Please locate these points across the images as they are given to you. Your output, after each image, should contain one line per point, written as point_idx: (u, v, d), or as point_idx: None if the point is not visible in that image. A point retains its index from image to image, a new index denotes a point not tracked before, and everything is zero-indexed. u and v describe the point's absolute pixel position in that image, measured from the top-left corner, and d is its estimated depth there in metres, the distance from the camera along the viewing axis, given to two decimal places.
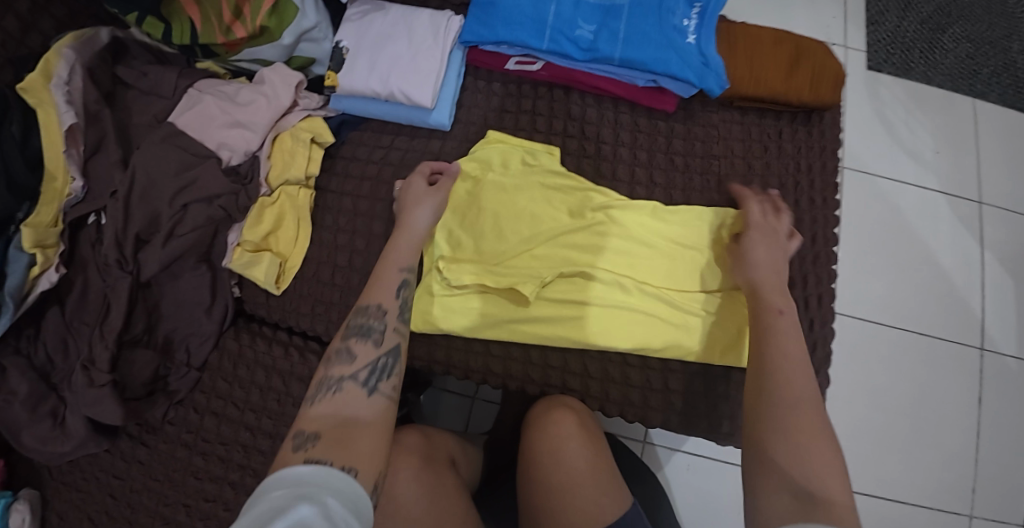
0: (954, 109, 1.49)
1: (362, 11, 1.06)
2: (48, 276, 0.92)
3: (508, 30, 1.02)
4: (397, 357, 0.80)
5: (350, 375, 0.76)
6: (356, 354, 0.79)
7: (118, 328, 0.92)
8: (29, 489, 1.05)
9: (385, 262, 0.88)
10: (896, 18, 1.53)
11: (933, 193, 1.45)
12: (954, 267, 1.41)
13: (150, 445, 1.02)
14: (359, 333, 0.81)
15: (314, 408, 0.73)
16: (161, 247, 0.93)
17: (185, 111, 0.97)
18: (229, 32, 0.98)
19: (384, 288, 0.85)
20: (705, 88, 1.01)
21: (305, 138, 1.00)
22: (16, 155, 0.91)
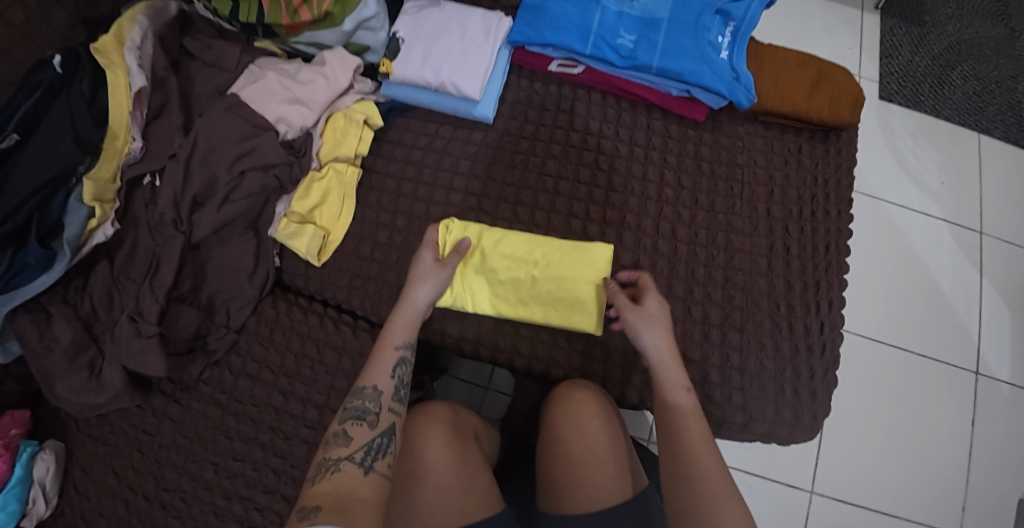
0: (960, 144, 1.57)
1: (418, 6, 1.12)
2: (104, 229, 0.97)
3: (554, 33, 1.08)
4: (393, 436, 0.84)
5: (348, 456, 0.80)
6: (352, 436, 0.82)
7: (169, 283, 0.97)
8: (54, 441, 1.03)
9: (382, 342, 0.90)
10: (909, 53, 1.62)
11: (937, 220, 1.52)
12: (954, 293, 1.47)
13: (183, 403, 1.02)
14: (355, 416, 0.84)
15: (317, 486, 0.77)
16: (216, 211, 0.97)
17: (248, 84, 1.02)
18: (294, 14, 1.04)
19: (381, 365, 0.88)
20: (734, 100, 1.06)
21: (358, 119, 1.05)
22: (84, 111, 0.96)
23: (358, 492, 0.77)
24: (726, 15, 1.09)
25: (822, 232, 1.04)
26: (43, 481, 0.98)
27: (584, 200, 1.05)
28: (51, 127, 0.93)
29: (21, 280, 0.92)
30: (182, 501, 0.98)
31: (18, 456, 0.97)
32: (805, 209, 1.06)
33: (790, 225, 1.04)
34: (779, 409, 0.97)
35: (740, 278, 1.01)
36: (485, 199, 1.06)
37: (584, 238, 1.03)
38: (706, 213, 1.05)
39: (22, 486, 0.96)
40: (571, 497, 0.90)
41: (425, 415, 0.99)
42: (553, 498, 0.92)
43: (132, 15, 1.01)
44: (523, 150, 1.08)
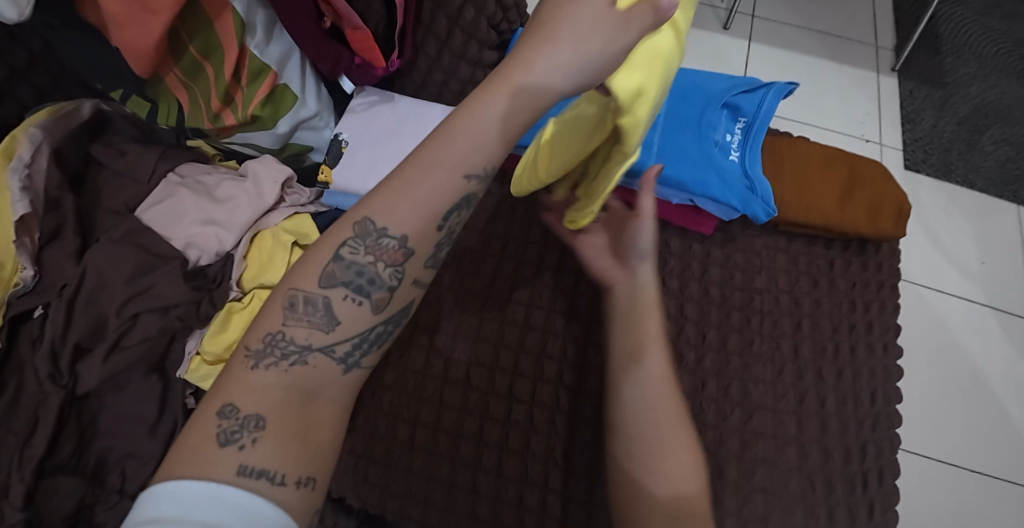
0: (997, 217, 1.38)
1: (368, 102, 0.96)
2: None
3: (525, 132, 0.93)
4: (398, 322, 0.60)
5: (326, 348, 0.57)
6: (338, 318, 0.57)
7: (40, 454, 0.77)
8: None
9: (443, 153, 0.56)
10: (933, 117, 1.47)
11: (981, 306, 1.30)
12: (1009, 395, 1.23)
13: None
14: (349, 287, 0.57)
15: (257, 375, 0.55)
16: (100, 362, 0.81)
17: (155, 205, 0.88)
18: (217, 119, 0.87)
19: (422, 189, 0.56)
20: (749, 214, 0.87)
21: (287, 241, 0.86)
22: None
23: (314, 401, 0.56)
24: (734, 110, 0.93)
25: (863, 375, 0.83)
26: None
27: (560, 335, 0.85)
28: None
29: None
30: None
31: None
32: (841, 345, 0.85)
33: (824, 369, 0.83)
34: None
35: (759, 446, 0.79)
36: (444, 334, 0.84)
37: (557, 388, 0.82)
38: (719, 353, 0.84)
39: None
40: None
41: None
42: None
43: (26, 126, 0.86)
44: (491, 271, 0.88)
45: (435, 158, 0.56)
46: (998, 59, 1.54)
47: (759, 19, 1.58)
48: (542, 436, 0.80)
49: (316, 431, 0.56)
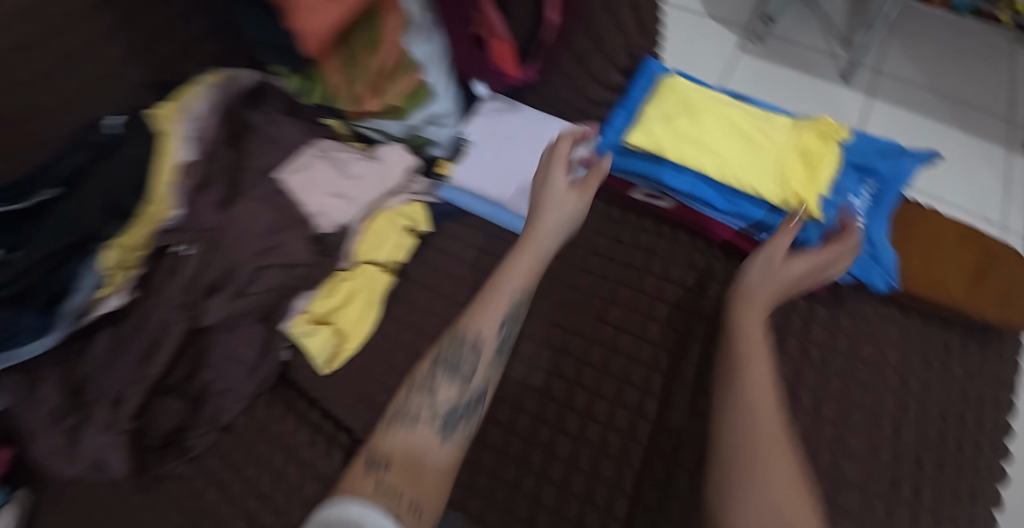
0: None
1: (497, 107, 1.01)
2: (114, 299, 0.88)
3: (644, 161, 0.94)
4: (478, 405, 0.71)
5: (426, 419, 0.67)
6: (438, 392, 0.70)
7: (158, 371, 0.86)
8: (25, 490, 0.89)
9: (500, 278, 0.77)
10: None
11: None
12: None
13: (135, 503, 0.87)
14: (446, 366, 0.72)
15: (389, 438, 0.65)
16: (227, 301, 0.88)
17: (296, 170, 0.94)
18: (360, 103, 0.96)
19: (489, 311, 0.75)
20: (866, 282, 0.86)
21: (402, 225, 0.95)
22: (123, 177, 0.89)
23: (429, 458, 0.65)
24: (864, 172, 0.93)
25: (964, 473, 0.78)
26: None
27: (646, 365, 0.85)
28: (87, 193, 0.85)
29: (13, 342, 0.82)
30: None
31: None
32: (946, 434, 0.79)
33: (925, 458, 0.78)
34: None
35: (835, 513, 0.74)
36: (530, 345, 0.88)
37: (634, 415, 0.82)
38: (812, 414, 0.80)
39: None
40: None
41: None
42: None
43: (194, 86, 0.95)
44: (583, 289, 0.91)
45: (501, 290, 0.77)
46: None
47: (887, 76, 1.50)
48: (609, 460, 0.80)
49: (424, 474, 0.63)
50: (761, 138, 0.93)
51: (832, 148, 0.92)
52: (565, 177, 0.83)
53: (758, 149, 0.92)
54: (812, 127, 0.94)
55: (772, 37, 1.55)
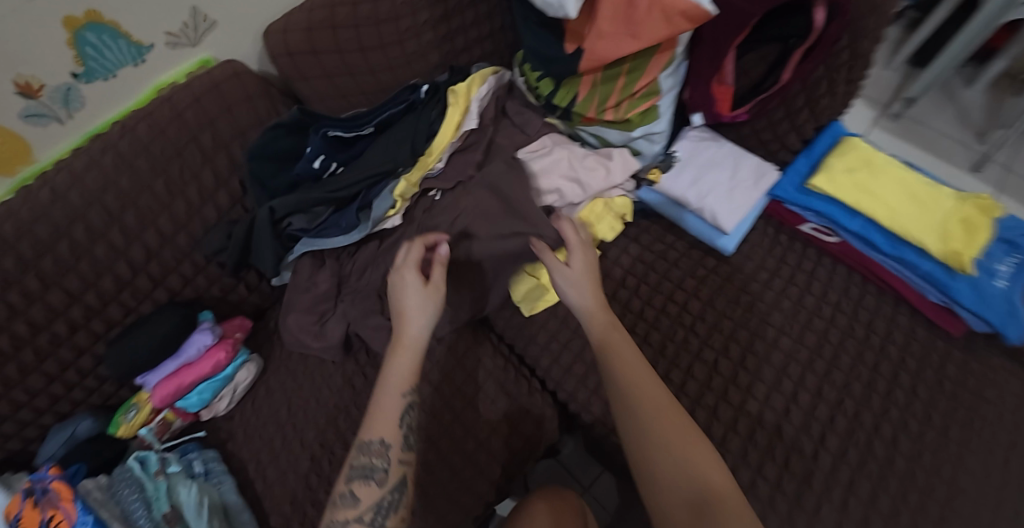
0: None
1: (700, 137, 1.25)
2: (393, 220, 1.16)
3: (821, 200, 1.16)
4: (400, 491, 0.90)
5: (358, 516, 0.87)
6: (359, 498, 0.88)
7: None
8: (259, 356, 1.26)
9: (385, 389, 0.94)
10: None
11: None
12: None
13: (368, 377, 1.21)
14: (365, 473, 0.89)
15: None
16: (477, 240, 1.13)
17: (544, 156, 1.22)
18: (600, 113, 1.20)
19: (387, 419, 0.92)
20: (1003, 332, 1.05)
21: (615, 211, 1.22)
22: (423, 130, 1.15)
23: None
24: (1014, 245, 1.08)
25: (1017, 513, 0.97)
26: (238, 384, 1.21)
27: (796, 361, 1.09)
28: (399, 133, 1.16)
29: (327, 233, 1.16)
30: (327, 462, 1.15)
31: (234, 358, 1.21)
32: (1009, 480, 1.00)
33: (995, 473, 1.00)
34: None
35: (917, 497, 0.99)
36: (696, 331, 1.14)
37: (778, 393, 1.06)
38: (911, 426, 1.03)
39: (221, 383, 1.19)
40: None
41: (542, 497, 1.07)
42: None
43: (489, 73, 1.23)
44: (750, 292, 1.15)
45: (396, 360, 0.96)
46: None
47: (1015, 175, 1.68)
48: (750, 423, 1.05)
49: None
50: (926, 199, 1.11)
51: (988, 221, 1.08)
52: (409, 291, 0.99)
53: (923, 207, 1.10)
54: (976, 201, 1.09)
55: (912, 118, 1.77)
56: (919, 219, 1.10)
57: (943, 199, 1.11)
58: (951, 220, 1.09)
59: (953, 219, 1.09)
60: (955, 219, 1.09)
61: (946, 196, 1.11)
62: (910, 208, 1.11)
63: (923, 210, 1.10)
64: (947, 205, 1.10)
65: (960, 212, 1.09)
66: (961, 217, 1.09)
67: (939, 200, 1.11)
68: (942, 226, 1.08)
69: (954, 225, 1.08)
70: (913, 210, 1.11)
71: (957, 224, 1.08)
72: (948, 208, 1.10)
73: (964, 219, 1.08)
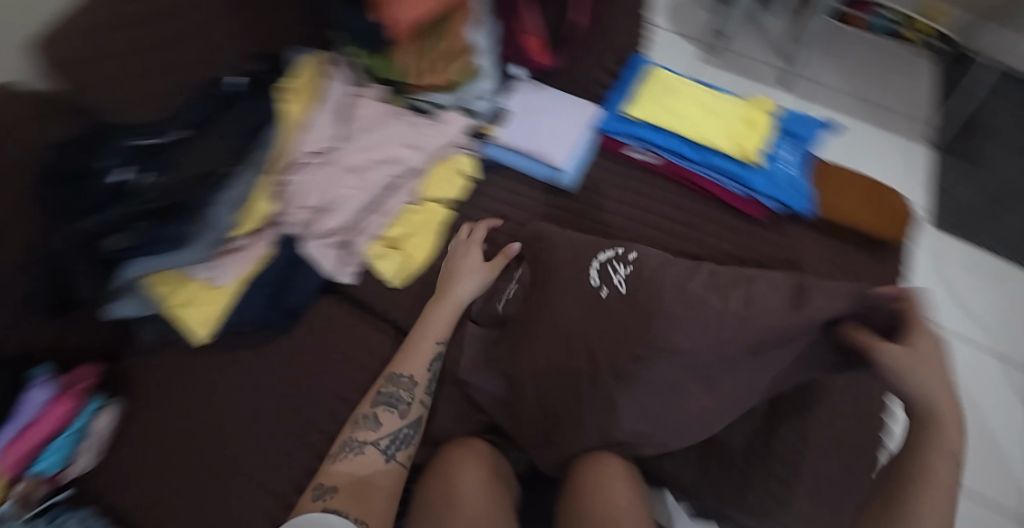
0: (1010, 281, 1.52)
1: (526, 88, 1.33)
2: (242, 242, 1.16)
3: (637, 124, 1.28)
4: (415, 430, 1.02)
5: (373, 442, 0.98)
6: (382, 423, 1.00)
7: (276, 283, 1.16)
8: (120, 400, 1.12)
9: (418, 337, 1.08)
10: (961, 189, 1.64)
11: (986, 351, 1.44)
12: (1003, 429, 1.36)
13: (242, 387, 1.14)
14: (388, 402, 1.02)
15: (336, 464, 0.95)
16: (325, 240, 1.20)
17: (378, 127, 1.22)
18: (421, 78, 1.27)
19: (416, 360, 1.06)
20: (790, 206, 1.19)
21: (459, 171, 1.26)
22: (244, 128, 1.15)
23: (373, 479, 0.93)
24: (789, 135, 1.28)
25: None
26: (95, 436, 1.07)
27: None
28: (216, 134, 1.13)
29: (155, 249, 1.06)
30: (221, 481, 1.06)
31: (86, 407, 1.07)
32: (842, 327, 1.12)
33: None
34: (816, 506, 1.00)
35: None
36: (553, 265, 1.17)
37: None
38: None
39: (77, 438, 1.04)
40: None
41: (461, 450, 1.05)
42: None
43: (321, 82, 1.27)
44: (596, 219, 1.22)
45: (428, 324, 1.09)
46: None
47: (823, 86, 1.82)
48: None
49: (371, 496, 0.91)
50: (717, 109, 1.28)
51: (765, 117, 1.28)
52: (470, 272, 1.14)
53: (714, 114, 1.28)
54: (753, 104, 1.30)
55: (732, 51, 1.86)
56: (713, 123, 1.27)
57: (729, 106, 1.30)
58: (738, 122, 1.27)
59: (738, 121, 1.27)
60: (741, 121, 1.27)
61: (731, 103, 1.30)
62: (704, 116, 1.28)
63: (715, 116, 1.28)
64: (733, 110, 1.29)
65: (744, 115, 1.28)
66: (745, 118, 1.28)
67: (727, 107, 1.29)
68: (732, 126, 1.26)
69: (740, 125, 1.27)
70: (708, 117, 1.27)
71: (744, 124, 1.27)
72: (734, 112, 1.29)
73: (747, 120, 1.28)
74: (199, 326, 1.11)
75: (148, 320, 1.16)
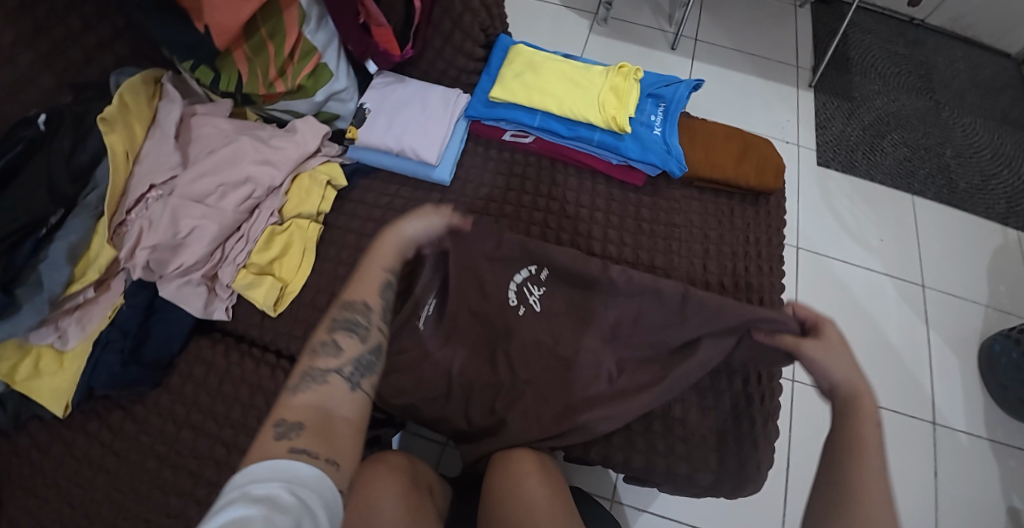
0: (896, 206, 1.55)
1: (385, 82, 1.23)
2: (84, 294, 1.02)
3: (506, 109, 1.21)
4: (378, 355, 0.86)
5: (336, 369, 0.82)
6: (341, 347, 0.84)
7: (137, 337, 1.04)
8: None
9: (369, 263, 0.93)
10: (841, 124, 1.65)
11: (880, 274, 1.48)
12: (904, 347, 1.41)
13: (120, 453, 1.02)
14: (347, 326, 0.86)
15: (297, 397, 0.78)
16: (179, 276, 1.04)
17: (221, 147, 1.10)
18: (270, 87, 1.12)
19: (368, 284, 0.91)
20: (667, 170, 1.16)
21: (321, 180, 1.14)
22: (62, 167, 1.01)
23: (340, 409, 0.79)
24: (657, 97, 1.24)
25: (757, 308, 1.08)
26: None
27: None
28: (27, 180, 0.98)
29: None
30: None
31: None
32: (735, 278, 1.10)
33: (725, 280, 1.10)
34: (734, 462, 0.98)
35: None
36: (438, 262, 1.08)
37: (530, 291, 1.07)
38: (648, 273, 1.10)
39: None
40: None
41: (380, 461, 0.99)
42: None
43: (152, 100, 1.12)
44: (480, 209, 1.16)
45: (375, 255, 0.93)
46: (898, 78, 1.73)
47: (703, 42, 1.77)
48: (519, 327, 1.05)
49: (340, 434, 0.76)
50: (584, 81, 1.21)
51: (632, 84, 1.22)
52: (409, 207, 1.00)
53: (582, 87, 1.21)
54: (619, 71, 1.23)
55: (615, 21, 1.78)
56: (579, 95, 1.20)
57: (594, 75, 1.22)
58: (605, 91, 1.20)
59: (604, 90, 1.20)
60: (609, 89, 1.20)
61: (595, 74, 1.23)
62: (570, 90, 1.20)
63: (580, 88, 1.21)
64: (598, 79, 1.22)
65: (610, 83, 1.21)
66: (612, 86, 1.21)
67: (591, 78, 1.22)
68: (599, 97, 1.19)
69: (609, 94, 1.20)
70: (573, 90, 1.20)
71: (611, 93, 1.20)
72: (599, 81, 1.22)
73: (615, 88, 1.21)
74: (53, 399, 1.00)
75: None
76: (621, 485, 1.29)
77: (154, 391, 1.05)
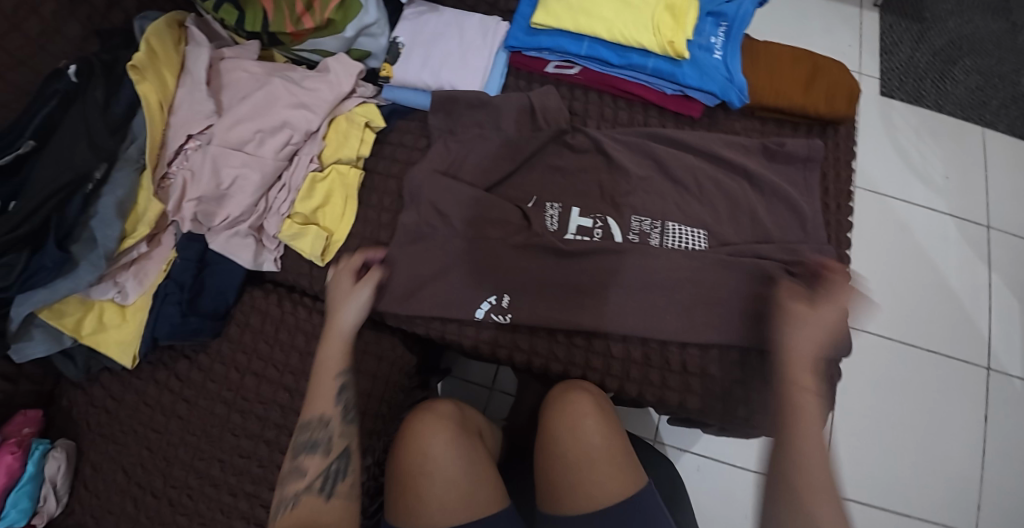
0: (965, 141, 1.46)
1: (418, 11, 1.18)
2: (138, 249, 1.02)
3: (550, 37, 1.12)
4: (348, 459, 0.87)
5: (307, 486, 0.84)
6: (306, 468, 0.85)
7: (190, 288, 1.02)
8: (66, 439, 1.06)
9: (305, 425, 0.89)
10: (910, 49, 1.51)
11: (942, 215, 1.41)
12: (963, 291, 1.36)
13: (190, 401, 1.04)
14: (306, 448, 0.87)
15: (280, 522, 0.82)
16: (225, 232, 1.02)
17: (255, 91, 1.06)
18: (298, 23, 1.08)
19: (324, 394, 0.90)
20: (727, 100, 1.09)
21: (359, 122, 1.08)
22: (99, 119, 0.97)
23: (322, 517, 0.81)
24: (718, 16, 1.13)
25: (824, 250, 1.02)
26: (54, 478, 1.02)
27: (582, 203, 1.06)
28: (67, 135, 0.95)
29: (37, 281, 0.94)
30: (190, 499, 1.00)
31: (31, 453, 1.01)
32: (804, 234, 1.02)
33: (786, 227, 1.03)
34: None
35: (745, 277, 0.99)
36: (485, 212, 1.03)
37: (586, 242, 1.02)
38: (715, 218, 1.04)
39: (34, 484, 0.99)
40: (580, 507, 0.86)
41: (430, 409, 0.99)
42: (550, 503, 0.89)
43: (178, 46, 1.07)
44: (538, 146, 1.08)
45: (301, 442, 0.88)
46: None
47: None
48: None
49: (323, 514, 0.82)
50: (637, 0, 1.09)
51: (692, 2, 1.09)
52: (346, 297, 0.96)
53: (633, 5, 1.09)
54: None
55: None
56: (632, 17, 1.09)
57: None
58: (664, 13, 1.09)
59: (661, 11, 1.09)
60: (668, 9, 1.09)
61: None
62: (624, 12, 1.09)
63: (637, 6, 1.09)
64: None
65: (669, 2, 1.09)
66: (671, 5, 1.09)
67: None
68: (657, 16, 1.08)
69: (666, 16, 1.09)
70: (626, 10, 1.09)
71: (671, 13, 1.09)
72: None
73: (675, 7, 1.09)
74: (120, 350, 1.02)
75: (65, 353, 1.04)
76: (663, 426, 1.30)
77: (214, 340, 1.06)
